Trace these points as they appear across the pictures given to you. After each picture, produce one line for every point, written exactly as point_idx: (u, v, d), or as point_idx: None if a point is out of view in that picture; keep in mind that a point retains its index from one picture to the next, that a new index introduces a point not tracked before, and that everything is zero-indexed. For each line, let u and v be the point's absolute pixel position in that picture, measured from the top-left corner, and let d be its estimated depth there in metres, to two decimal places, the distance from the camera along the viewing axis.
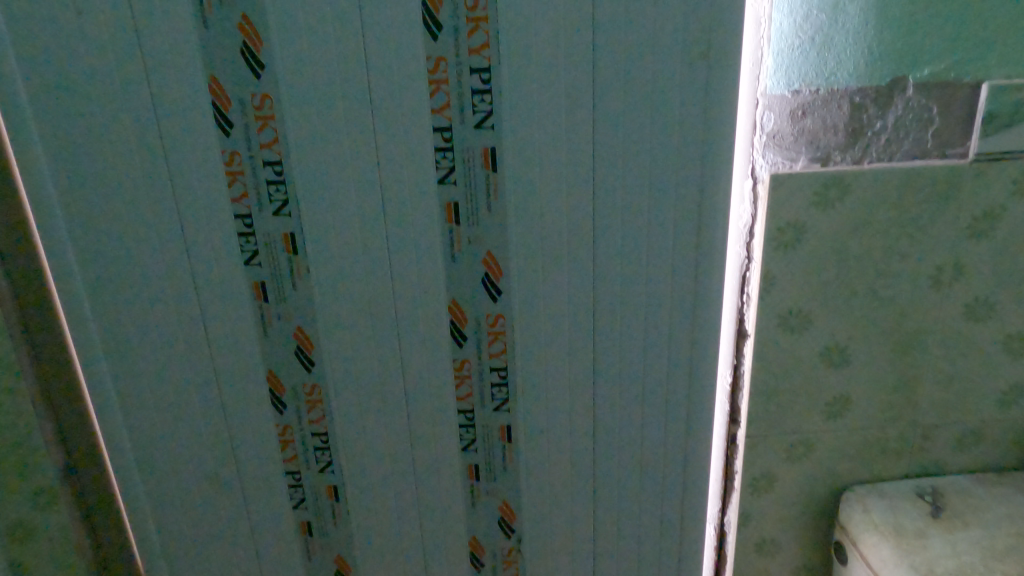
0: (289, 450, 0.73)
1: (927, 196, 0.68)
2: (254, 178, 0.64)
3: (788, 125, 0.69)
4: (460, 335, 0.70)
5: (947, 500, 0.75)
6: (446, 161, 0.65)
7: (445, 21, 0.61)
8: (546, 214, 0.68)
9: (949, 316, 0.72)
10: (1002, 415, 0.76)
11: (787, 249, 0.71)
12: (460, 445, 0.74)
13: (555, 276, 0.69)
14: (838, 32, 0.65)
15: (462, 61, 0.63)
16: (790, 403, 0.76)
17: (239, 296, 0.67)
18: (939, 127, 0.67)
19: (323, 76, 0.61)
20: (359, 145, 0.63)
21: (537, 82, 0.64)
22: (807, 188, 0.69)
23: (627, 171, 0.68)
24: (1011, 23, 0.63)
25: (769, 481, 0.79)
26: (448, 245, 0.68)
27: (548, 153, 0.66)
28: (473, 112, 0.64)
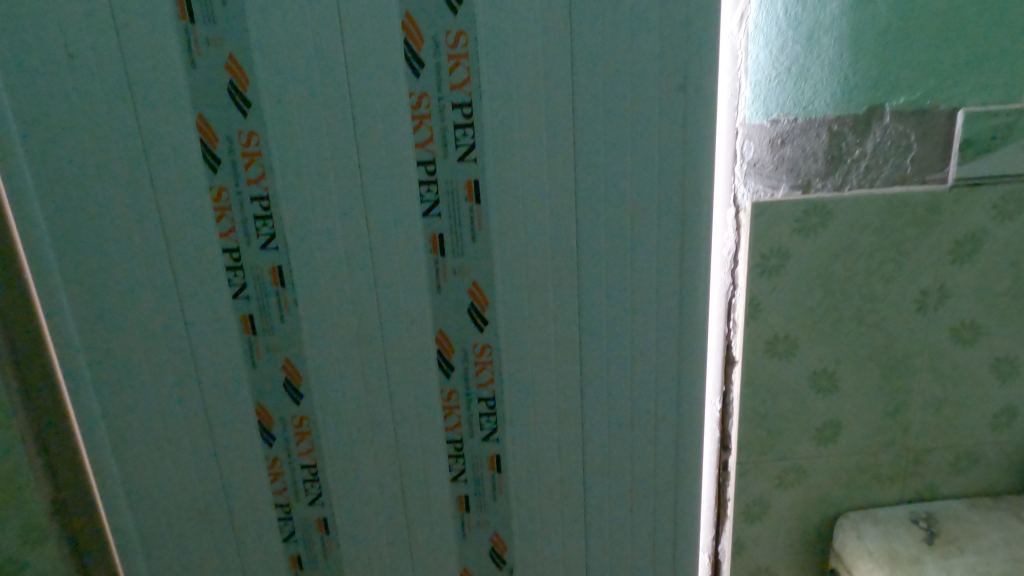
0: (278, 483, 0.78)
1: (909, 222, 0.71)
2: (241, 213, 0.68)
3: (768, 154, 0.71)
4: (447, 365, 0.74)
5: (941, 525, 0.78)
6: (430, 194, 0.67)
7: (427, 59, 0.63)
8: (529, 246, 0.69)
9: (935, 339, 0.76)
10: (995, 437, 0.80)
11: (770, 276, 0.72)
12: (450, 475, 0.78)
13: (539, 309, 0.72)
14: (814, 63, 0.68)
15: (445, 97, 0.65)
16: (780, 426, 0.78)
17: (244, 329, 0.72)
18: (916, 153, 0.70)
19: (314, 126, 0.65)
20: (347, 188, 0.67)
21: (517, 117, 0.65)
22: (790, 216, 0.70)
23: (610, 203, 0.68)
24: (974, 55, 0.67)
25: (763, 505, 0.81)
26: (434, 276, 0.70)
27: (528, 186, 0.67)
28: (456, 145, 0.66)
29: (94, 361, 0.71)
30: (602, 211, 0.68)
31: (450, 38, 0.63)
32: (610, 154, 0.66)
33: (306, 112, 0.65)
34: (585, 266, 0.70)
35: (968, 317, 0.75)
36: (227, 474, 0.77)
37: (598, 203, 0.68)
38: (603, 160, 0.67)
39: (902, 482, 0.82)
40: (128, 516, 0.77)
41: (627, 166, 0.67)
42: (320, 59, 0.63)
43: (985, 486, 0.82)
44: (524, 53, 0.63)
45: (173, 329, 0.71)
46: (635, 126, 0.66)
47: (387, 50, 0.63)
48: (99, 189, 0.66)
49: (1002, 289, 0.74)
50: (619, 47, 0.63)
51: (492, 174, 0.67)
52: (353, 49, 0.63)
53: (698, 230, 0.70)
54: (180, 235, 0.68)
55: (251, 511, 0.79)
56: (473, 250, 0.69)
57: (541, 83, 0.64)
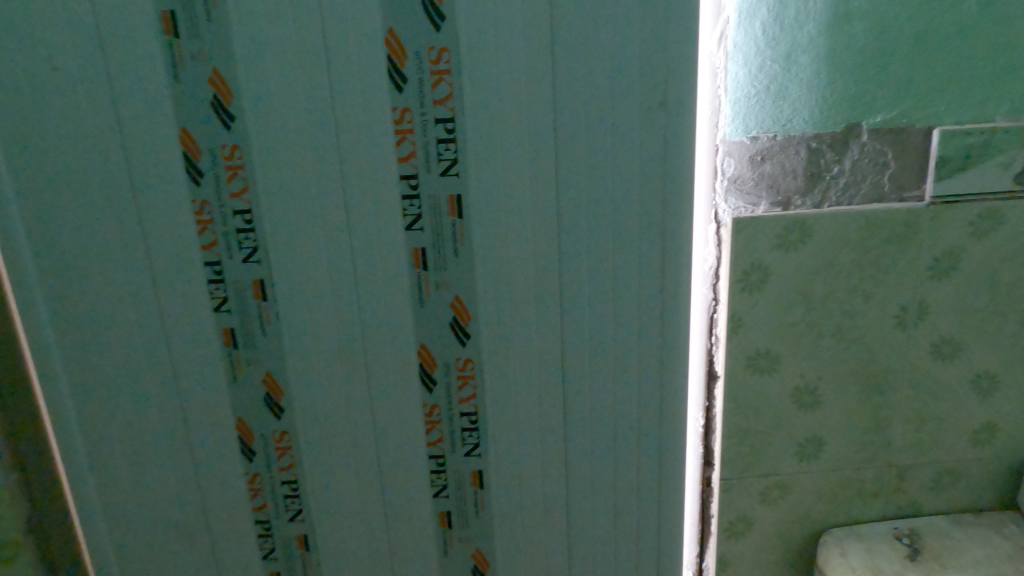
0: (258, 499, 0.77)
1: (887, 238, 0.72)
2: (223, 226, 0.68)
3: (748, 170, 0.71)
4: (430, 380, 0.73)
5: (924, 541, 0.78)
6: (413, 208, 0.67)
7: (410, 74, 0.64)
8: (512, 261, 0.69)
9: (916, 355, 0.76)
10: (977, 453, 0.80)
11: (752, 291, 0.73)
12: (432, 491, 0.77)
13: (521, 324, 0.72)
14: (792, 82, 0.69)
15: (427, 112, 0.65)
16: (763, 441, 0.78)
17: (224, 343, 0.71)
18: (893, 171, 0.71)
19: (297, 139, 0.65)
20: (331, 202, 0.67)
21: (500, 132, 0.66)
22: (770, 232, 0.71)
23: (592, 217, 0.69)
24: (950, 75, 0.68)
25: (747, 521, 0.81)
26: (416, 290, 0.70)
27: (511, 200, 0.68)
28: (439, 160, 0.66)
29: (73, 374, 0.71)
30: (584, 225, 0.69)
31: (433, 54, 0.64)
32: (591, 169, 0.67)
33: (290, 126, 0.65)
34: (568, 280, 0.70)
35: (948, 333, 0.75)
36: (207, 489, 0.76)
37: (580, 218, 0.68)
38: (586, 176, 0.67)
39: (885, 498, 0.82)
40: (105, 531, 0.76)
41: (609, 181, 0.68)
42: (303, 73, 0.63)
43: (969, 502, 0.82)
44: (507, 70, 0.64)
45: (153, 342, 0.71)
46: (616, 142, 0.66)
47: (371, 65, 0.63)
48: (80, 201, 0.66)
49: (981, 305, 0.74)
50: (602, 65, 0.64)
51: (475, 188, 0.67)
52: (337, 63, 0.63)
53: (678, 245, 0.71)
54: (162, 247, 0.68)
55: (230, 527, 0.78)
56: (456, 264, 0.70)
57: (523, 98, 0.65)
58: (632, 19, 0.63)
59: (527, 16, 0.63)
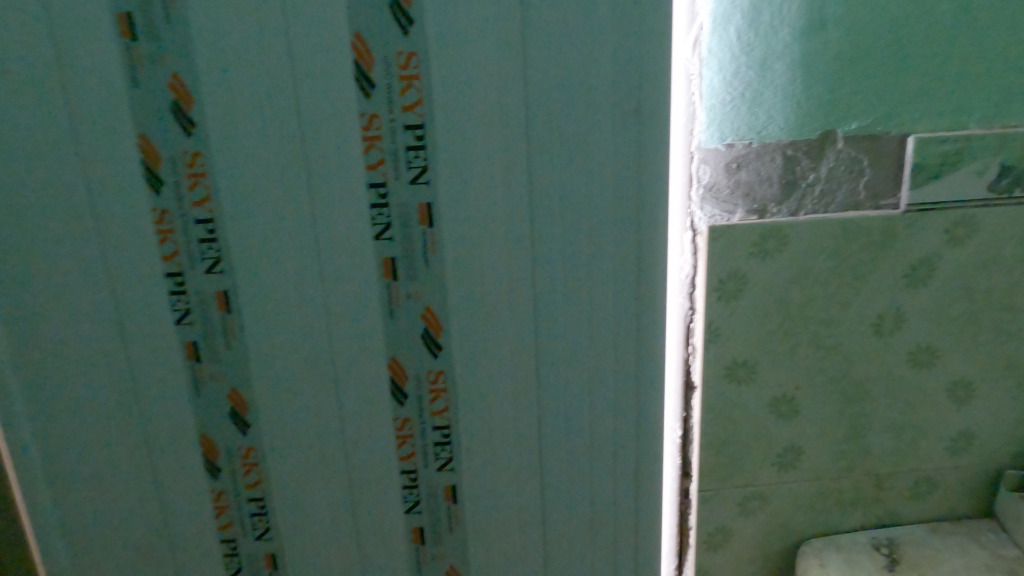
0: (224, 517, 0.74)
1: (864, 246, 0.71)
2: (185, 236, 0.65)
3: (723, 178, 0.70)
4: (401, 393, 0.71)
5: (902, 551, 0.77)
6: (382, 217, 0.65)
7: (378, 79, 0.62)
8: (485, 271, 0.68)
9: (893, 363, 0.76)
10: (954, 461, 0.80)
11: (729, 300, 0.72)
12: (405, 507, 0.75)
13: (495, 335, 0.70)
14: (767, 88, 0.68)
15: (396, 119, 0.63)
16: (741, 451, 0.77)
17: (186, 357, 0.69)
18: (869, 178, 0.71)
19: (261, 146, 0.63)
20: (297, 211, 0.65)
21: (471, 139, 0.64)
22: (747, 240, 0.70)
23: (566, 227, 0.67)
24: (924, 82, 0.68)
25: (726, 533, 0.80)
26: (386, 301, 0.68)
27: (483, 209, 0.66)
28: (408, 168, 0.64)
29: (27, 389, 0.68)
30: (559, 234, 0.67)
31: (401, 59, 0.62)
32: (566, 176, 0.66)
33: (253, 133, 0.63)
34: (543, 290, 0.69)
35: (924, 341, 0.75)
36: (171, 507, 0.73)
37: (554, 226, 0.67)
38: (560, 185, 0.66)
39: (864, 507, 0.81)
40: (63, 552, 0.73)
41: (583, 189, 0.66)
42: (264, 79, 0.61)
43: (947, 510, 0.82)
44: (478, 76, 0.62)
45: (112, 356, 0.68)
46: (590, 149, 0.65)
47: (338, 70, 0.61)
48: (33, 209, 0.63)
49: (958, 313, 0.74)
50: (575, 71, 0.63)
51: (446, 196, 0.65)
52: (302, 68, 0.61)
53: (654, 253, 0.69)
54: (121, 258, 0.65)
55: (194, 546, 0.75)
56: (427, 274, 0.68)
57: (495, 105, 0.63)
58: (605, 24, 0.62)
59: (498, 20, 0.61)
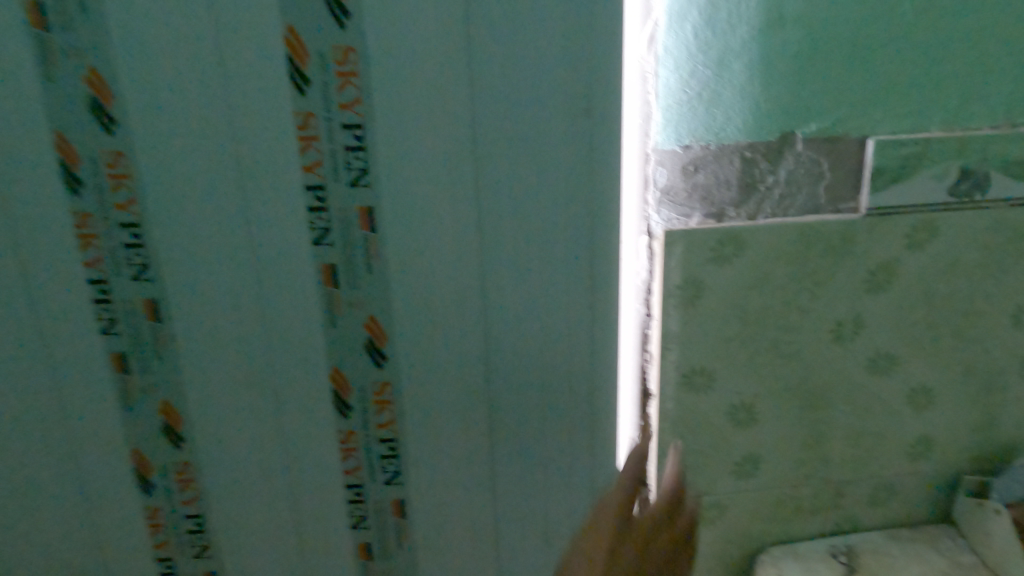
0: (160, 534, 0.71)
1: (822, 251, 0.69)
2: (109, 241, 0.61)
3: (680, 180, 0.68)
4: (344, 405, 0.68)
5: (860, 559, 0.76)
6: (321, 221, 0.62)
7: (313, 75, 0.58)
8: (431, 277, 0.65)
9: (853, 369, 0.74)
10: (914, 467, 0.79)
11: (686, 307, 0.69)
12: (350, 523, 0.72)
13: (443, 344, 0.67)
14: (726, 88, 0.65)
15: (333, 117, 0.59)
16: (699, 460, 0.76)
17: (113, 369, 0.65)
18: (829, 182, 0.69)
19: (188, 145, 0.59)
20: (229, 214, 0.61)
21: (414, 139, 0.61)
22: (703, 246, 0.68)
23: (516, 232, 0.64)
24: (884, 84, 0.66)
25: (683, 543, 0.78)
26: (327, 310, 0.65)
27: (428, 213, 0.63)
28: (347, 170, 0.61)
29: None
30: (508, 239, 0.64)
31: (338, 54, 0.58)
32: (515, 180, 0.63)
33: (179, 131, 0.59)
34: (492, 297, 0.66)
35: (884, 347, 0.74)
36: (103, 525, 0.70)
37: (503, 231, 0.64)
38: (508, 188, 0.63)
39: (823, 515, 0.80)
40: None
41: (534, 192, 0.63)
42: (189, 73, 0.57)
43: (905, 516, 0.81)
44: (420, 72, 0.59)
45: (34, 365, 0.64)
46: (540, 150, 0.62)
47: (269, 65, 0.58)
48: None
49: (917, 318, 0.73)
50: (524, 69, 0.60)
51: (389, 199, 0.62)
52: (232, 62, 0.57)
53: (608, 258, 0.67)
54: (39, 264, 0.61)
55: (129, 563, 0.72)
56: (370, 281, 0.64)
57: (438, 103, 0.60)
58: (554, 19, 0.59)
59: (441, 12, 0.58)
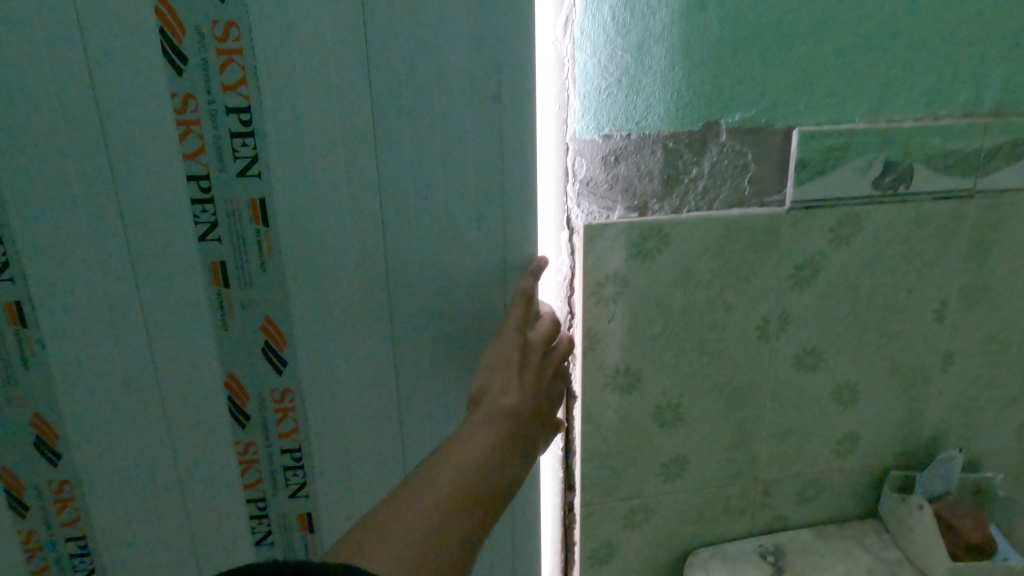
0: (38, 559, 0.64)
1: (747, 246, 0.67)
2: None
3: (600, 172, 0.65)
4: (242, 415, 0.63)
5: (788, 559, 0.75)
6: (206, 215, 0.56)
7: (191, 54, 0.52)
8: (330, 276, 0.60)
9: (779, 367, 0.73)
10: (841, 464, 0.78)
11: (608, 306, 0.66)
12: (253, 538, 0.68)
13: (346, 348, 0.63)
14: (646, 75, 0.62)
15: (216, 100, 0.54)
16: (626, 464, 0.73)
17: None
18: (753, 174, 0.67)
19: (47, 127, 0.52)
20: (99, 208, 0.55)
21: (308, 125, 0.56)
22: (625, 240, 0.65)
23: (423, 228, 0.60)
24: (808, 73, 0.64)
25: (610, 548, 0.76)
26: (218, 312, 0.59)
27: (325, 206, 0.58)
28: (234, 158, 0.55)
29: None
30: (413, 235, 0.60)
31: (218, 30, 0.52)
32: (419, 173, 0.59)
33: (35, 110, 0.51)
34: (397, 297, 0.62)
35: (810, 344, 0.72)
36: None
37: (407, 227, 0.60)
38: (413, 180, 0.59)
39: (751, 514, 0.78)
40: None
41: (442, 184, 0.60)
42: (43, 44, 0.50)
43: (833, 513, 0.80)
44: (312, 51, 0.54)
45: None
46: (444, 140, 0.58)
47: (138, 40, 0.51)
48: None
49: (842, 314, 0.72)
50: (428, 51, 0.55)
51: (283, 192, 0.57)
52: (99, 36, 0.51)
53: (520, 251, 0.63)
54: None
55: None
56: (264, 281, 0.59)
57: (333, 85, 0.55)
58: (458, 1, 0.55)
59: None
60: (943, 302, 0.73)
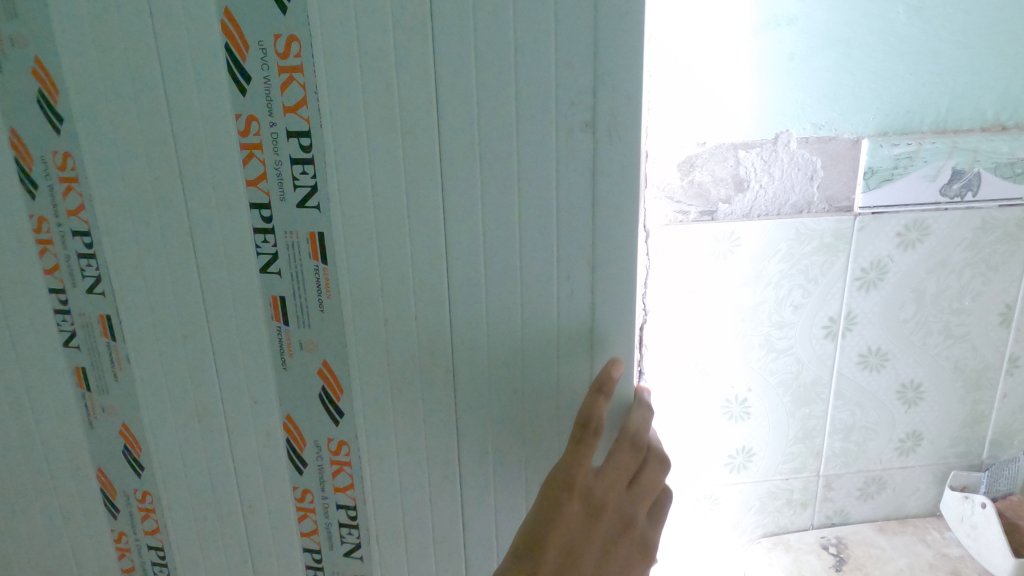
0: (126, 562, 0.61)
1: (817, 249, 0.71)
2: (64, 249, 0.52)
3: (677, 179, 0.69)
4: (335, 409, 0.53)
5: (850, 551, 0.78)
6: (268, 244, 0.50)
7: (254, 69, 0.46)
8: (388, 317, 0.50)
9: (845, 365, 0.76)
10: (904, 462, 0.81)
11: (680, 303, 0.72)
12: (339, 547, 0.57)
13: (423, 391, 0.52)
14: (721, 88, 0.66)
15: (278, 125, 0.47)
16: (692, 454, 0.77)
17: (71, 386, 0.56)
18: (822, 180, 0.70)
19: (102, 129, 0.49)
20: (163, 245, 0.51)
21: (366, 137, 0.46)
22: (700, 243, 0.70)
23: (501, 251, 0.48)
24: (878, 85, 0.67)
25: (676, 533, 0.81)
26: (277, 350, 0.52)
27: (366, 241, 0.49)
28: (292, 184, 0.48)
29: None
30: (486, 270, 0.48)
31: (279, 45, 0.45)
32: (500, 192, 0.47)
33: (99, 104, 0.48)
34: (494, 341, 0.50)
35: (875, 344, 0.75)
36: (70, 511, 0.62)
37: (495, 249, 0.48)
38: (478, 216, 0.47)
39: (814, 507, 0.81)
40: None
41: (549, 188, 0.46)
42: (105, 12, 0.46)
43: (895, 510, 0.82)
44: (370, 45, 0.45)
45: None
46: (551, 146, 0.45)
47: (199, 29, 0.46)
48: None
49: (906, 316, 0.74)
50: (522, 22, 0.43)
51: (341, 217, 0.48)
52: (149, 24, 0.46)
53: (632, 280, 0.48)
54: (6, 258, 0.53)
55: None
56: (320, 319, 0.51)
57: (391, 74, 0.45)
58: None
59: None
60: (1008, 306, 0.75)
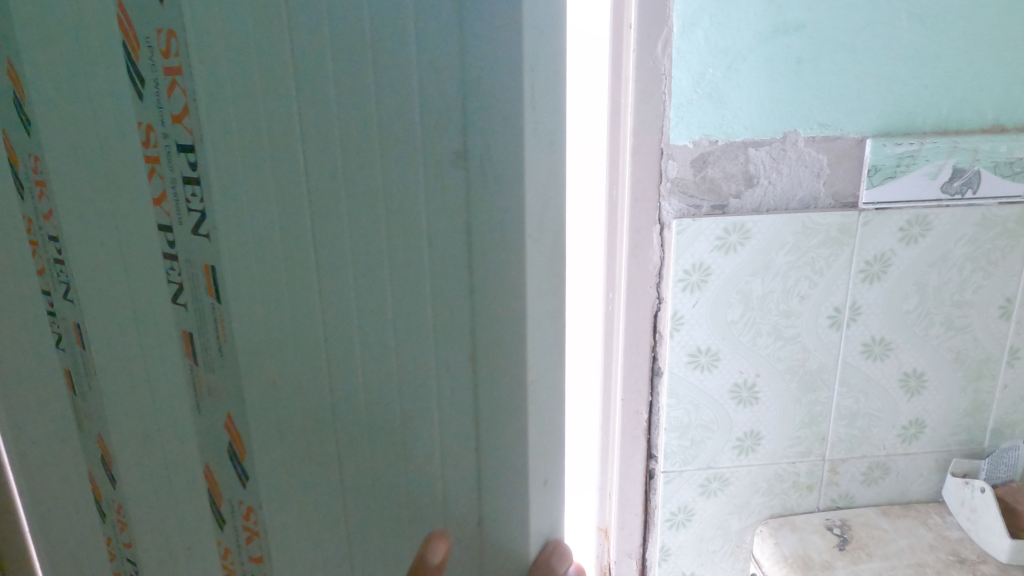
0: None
1: (822, 242, 0.75)
2: (170, 169, 0.49)
3: (691, 173, 0.74)
4: (241, 471, 0.56)
5: (854, 532, 0.82)
6: (175, 273, 0.53)
7: (145, 73, 0.48)
8: (264, 355, 0.51)
9: (849, 354, 0.80)
10: (906, 449, 0.84)
11: (692, 291, 0.76)
12: None
13: (314, 456, 0.53)
14: (732, 90, 0.71)
15: (169, 136, 0.48)
16: (703, 437, 0.82)
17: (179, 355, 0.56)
18: (828, 177, 0.75)
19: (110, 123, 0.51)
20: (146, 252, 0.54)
21: (262, 154, 0.46)
22: (711, 234, 0.74)
23: (360, 299, 0.47)
24: (881, 88, 0.72)
25: (688, 512, 0.85)
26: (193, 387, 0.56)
27: (259, 266, 0.49)
28: (187, 209, 0.50)
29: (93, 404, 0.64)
30: (391, 301, 0.46)
31: (160, 42, 0.46)
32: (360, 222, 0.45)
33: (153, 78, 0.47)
34: (378, 378, 0.49)
35: (878, 333, 0.79)
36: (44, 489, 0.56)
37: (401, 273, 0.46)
38: (359, 241, 0.46)
39: (819, 490, 0.85)
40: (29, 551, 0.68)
41: (419, 219, 0.44)
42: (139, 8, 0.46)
43: (897, 494, 0.86)
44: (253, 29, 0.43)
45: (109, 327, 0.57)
46: (420, 183, 0.43)
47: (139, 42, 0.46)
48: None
49: (909, 307, 0.78)
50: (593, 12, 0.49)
51: (229, 243, 0.49)
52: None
53: (517, 360, 0.44)
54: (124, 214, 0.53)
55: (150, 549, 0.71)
56: (222, 363, 0.54)
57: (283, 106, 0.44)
58: None
59: None
60: (1008, 299, 0.79)
